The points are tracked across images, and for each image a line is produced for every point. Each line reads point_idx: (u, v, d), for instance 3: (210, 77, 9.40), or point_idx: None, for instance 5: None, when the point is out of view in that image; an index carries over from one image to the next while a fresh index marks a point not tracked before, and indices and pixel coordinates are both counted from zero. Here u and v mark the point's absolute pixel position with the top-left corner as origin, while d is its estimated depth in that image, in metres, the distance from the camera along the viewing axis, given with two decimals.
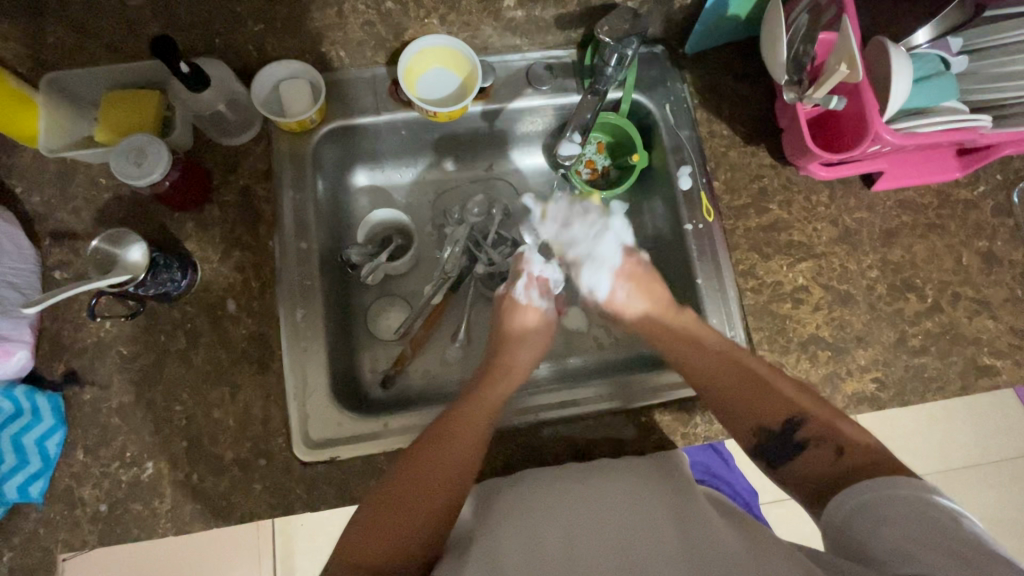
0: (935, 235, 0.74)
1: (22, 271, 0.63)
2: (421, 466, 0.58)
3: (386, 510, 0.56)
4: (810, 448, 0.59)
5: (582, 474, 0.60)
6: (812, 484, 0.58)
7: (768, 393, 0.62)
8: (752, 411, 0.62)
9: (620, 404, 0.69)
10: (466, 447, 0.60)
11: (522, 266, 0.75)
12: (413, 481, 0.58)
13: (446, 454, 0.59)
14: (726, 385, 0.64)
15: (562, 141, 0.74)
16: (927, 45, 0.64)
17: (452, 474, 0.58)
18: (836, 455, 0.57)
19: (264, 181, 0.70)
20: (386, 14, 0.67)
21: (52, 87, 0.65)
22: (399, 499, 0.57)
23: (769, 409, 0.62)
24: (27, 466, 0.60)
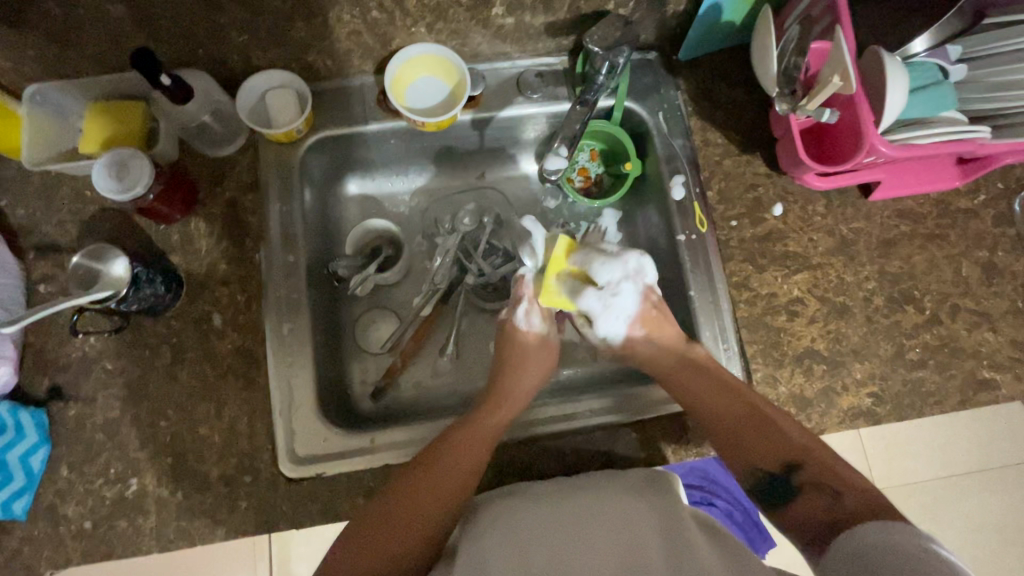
0: (934, 245, 0.73)
1: (6, 286, 0.63)
2: (416, 485, 0.59)
3: (377, 526, 0.57)
4: (803, 500, 0.59)
5: (568, 493, 0.58)
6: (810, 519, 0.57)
7: (756, 445, 0.62)
8: (751, 463, 0.62)
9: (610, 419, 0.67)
10: (462, 471, 0.60)
11: (523, 289, 0.73)
12: (408, 501, 0.58)
13: (441, 479, 0.60)
14: (726, 437, 0.63)
15: (549, 154, 0.72)
16: (926, 54, 0.62)
17: (447, 493, 0.59)
18: (836, 502, 0.57)
19: (251, 193, 0.69)
20: (373, 23, 0.66)
21: (36, 99, 0.65)
22: (392, 517, 0.57)
23: (769, 452, 0.62)
24: (11, 483, 0.59)
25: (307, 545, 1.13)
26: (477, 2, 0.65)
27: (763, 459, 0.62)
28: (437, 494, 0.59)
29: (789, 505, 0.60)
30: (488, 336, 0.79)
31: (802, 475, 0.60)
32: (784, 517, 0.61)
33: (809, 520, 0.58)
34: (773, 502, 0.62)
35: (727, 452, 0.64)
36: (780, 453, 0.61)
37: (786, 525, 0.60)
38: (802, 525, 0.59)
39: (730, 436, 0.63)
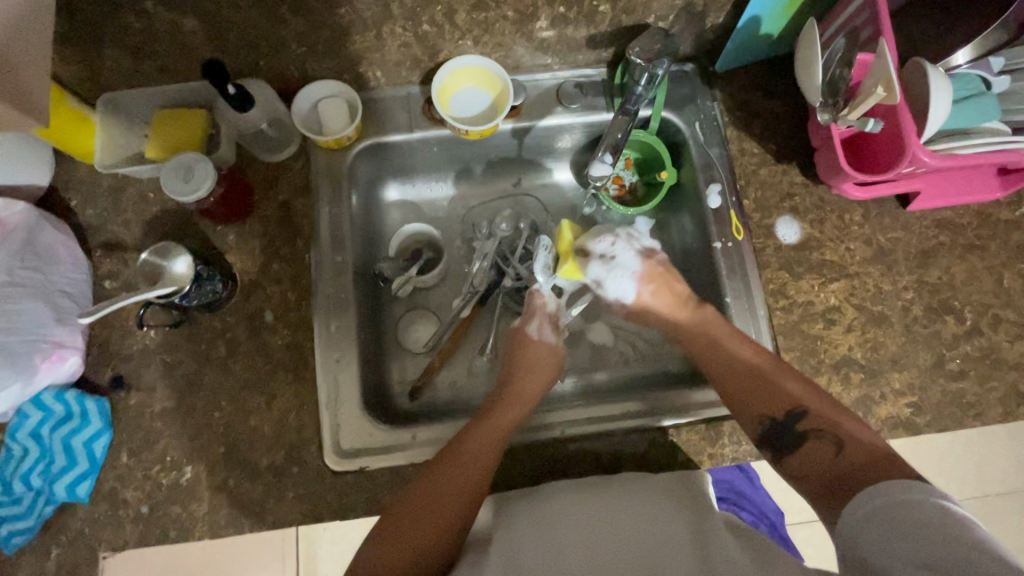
0: (974, 256, 0.73)
1: (77, 281, 0.66)
2: (438, 480, 0.60)
3: (402, 522, 0.58)
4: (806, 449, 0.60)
5: (601, 486, 0.60)
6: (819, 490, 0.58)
7: (751, 400, 0.63)
8: (752, 411, 0.63)
9: (647, 420, 0.69)
10: (480, 469, 0.61)
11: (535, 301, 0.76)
12: (430, 500, 0.59)
13: (464, 477, 0.60)
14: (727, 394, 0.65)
15: (594, 162, 0.75)
16: (967, 66, 0.62)
17: (471, 490, 0.60)
18: (836, 452, 0.58)
19: (303, 197, 0.72)
20: (423, 36, 0.68)
21: (109, 108, 0.70)
22: (414, 515, 0.58)
23: (771, 398, 0.62)
24: (76, 467, 0.63)
25: (333, 544, 1.15)
26: (523, 16, 0.68)
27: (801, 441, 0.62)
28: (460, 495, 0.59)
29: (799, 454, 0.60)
30: None
31: (804, 419, 0.61)
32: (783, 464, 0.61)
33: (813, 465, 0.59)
34: (775, 451, 0.62)
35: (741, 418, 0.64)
36: (780, 401, 0.62)
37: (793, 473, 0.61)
38: (807, 470, 0.60)
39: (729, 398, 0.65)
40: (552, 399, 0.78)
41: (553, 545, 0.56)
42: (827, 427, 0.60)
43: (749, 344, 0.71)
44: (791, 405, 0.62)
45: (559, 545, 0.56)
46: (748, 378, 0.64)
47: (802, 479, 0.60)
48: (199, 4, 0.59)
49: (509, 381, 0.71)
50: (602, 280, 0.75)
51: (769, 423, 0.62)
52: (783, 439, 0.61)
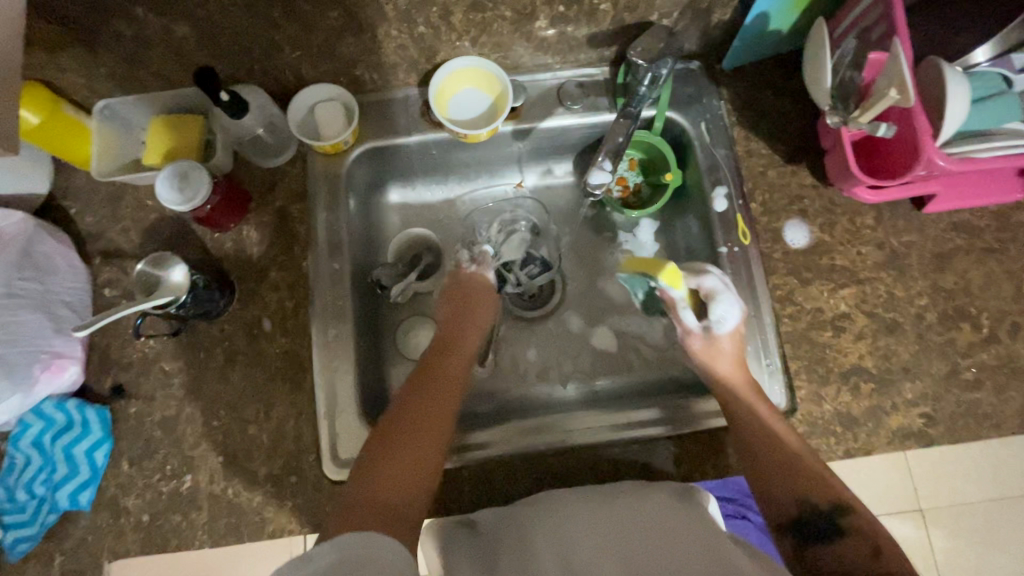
0: (992, 260, 0.70)
1: (75, 291, 0.66)
2: (414, 417, 0.59)
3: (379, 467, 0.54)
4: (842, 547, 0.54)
5: (609, 497, 0.58)
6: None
7: (787, 485, 0.57)
8: (786, 496, 0.57)
9: (667, 429, 0.68)
10: (447, 405, 0.61)
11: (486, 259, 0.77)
12: (407, 445, 0.56)
13: (435, 414, 0.59)
14: (757, 473, 0.59)
15: (594, 169, 0.73)
16: (988, 63, 0.59)
17: (442, 425, 0.59)
18: (873, 554, 0.52)
19: (300, 203, 0.72)
20: (419, 38, 0.67)
21: (105, 113, 0.69)
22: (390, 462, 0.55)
23: (809, 486, 0.57)
24: (77, 476, 0.63)
25: None
26: (522, 16, 0.66)
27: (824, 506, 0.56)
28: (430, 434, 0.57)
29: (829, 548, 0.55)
30: (523, 343, 0.81)
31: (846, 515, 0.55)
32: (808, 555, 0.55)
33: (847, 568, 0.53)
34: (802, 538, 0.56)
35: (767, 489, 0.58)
36: (805, 480, 0.57)
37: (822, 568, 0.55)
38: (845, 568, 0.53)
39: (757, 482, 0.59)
40: (553, 405, 0.77)
41: (548, 530, 0.54)
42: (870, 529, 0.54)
43: (755, 352, 0.69)
44: (809, 494, 0.56)
45: (553, 530, 0.54)
46: (790, 469, 0.58)
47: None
48: (191, 10, 0.58)
49: (466, 325, 0.71)
50: (716, 292, 0.67)
51: (806, 508, 0.56)
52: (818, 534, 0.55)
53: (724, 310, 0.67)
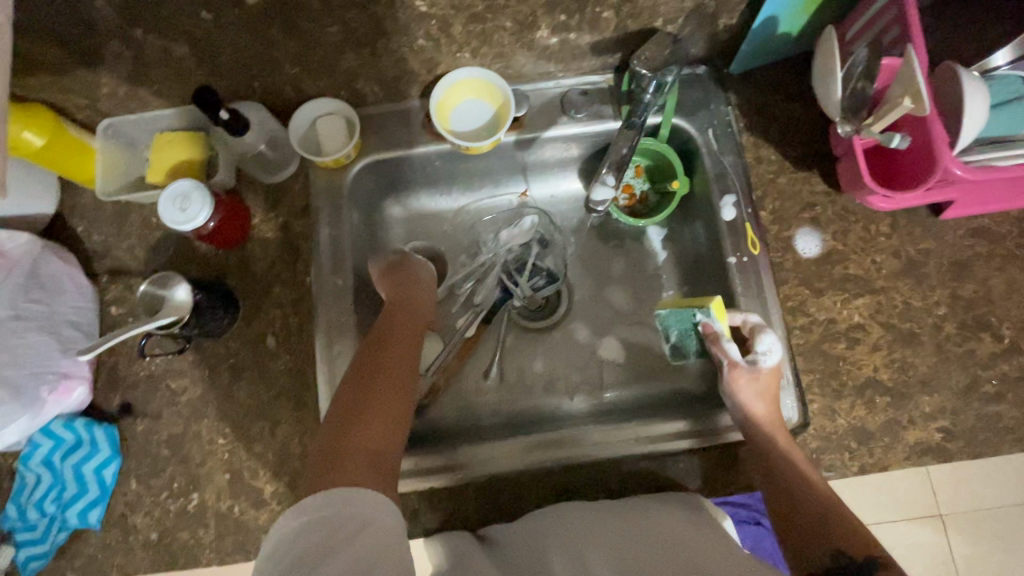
0: (1014, 267, 0.68)
1: (82, 310, 0.67)
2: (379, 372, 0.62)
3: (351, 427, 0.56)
4: None
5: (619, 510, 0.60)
6: None
7: (821, 533, 0.54)
8: (815, 548, 0.54)
9: (697, 442, 0.67)
10: (407, 365, 0.64)
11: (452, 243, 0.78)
12: (376, 407, 0.59)
13: (397, 375, 0.63)
14: (787, 505, 0.57)
15: (596, 184, 0.72)
16: (1008, 67, 0.56)
17: (401, 382, 0.63)
18: None
19: (303, 218, 0.72)
20: (420, 50, 0.66)
21: (109, 132, 0.69)
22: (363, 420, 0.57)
23: (842, 537, 0.53)
24: (87, 494, 0.64)
25: None
26: (523, 26, 0.64)
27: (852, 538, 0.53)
28: (398, 397, 0.60)
29: None
30: (530, 355, 0.79)
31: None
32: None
33: None
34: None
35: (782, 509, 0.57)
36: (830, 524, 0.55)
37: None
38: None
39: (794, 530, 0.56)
40: (560, 417, 0.76)
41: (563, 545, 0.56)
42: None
43: None
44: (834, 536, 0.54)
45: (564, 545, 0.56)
46: (823, 514, 0.55)
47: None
48: (190, 30, 0.58)
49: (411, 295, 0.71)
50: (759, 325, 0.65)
51: (842, 559, 0.52)
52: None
53: (771, 342, 0.64)
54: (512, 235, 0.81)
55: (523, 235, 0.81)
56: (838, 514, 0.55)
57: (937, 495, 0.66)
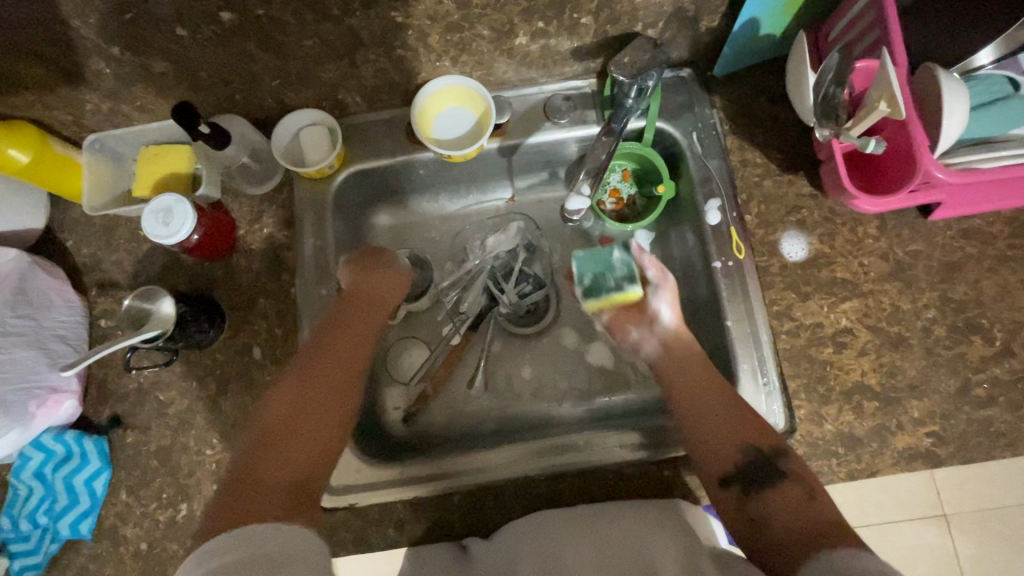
0: (1005, 269, 0.66)
1: (70, 323, 0.68)
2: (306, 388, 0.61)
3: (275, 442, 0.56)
4: (778, 489, 0.53)
5: (594, 521, 0.58)
6: (789, 536, 0.49)
7: (737, 433, 0.57)
8: (732, 445, 0.57)
9: (646, 455, 0.67)
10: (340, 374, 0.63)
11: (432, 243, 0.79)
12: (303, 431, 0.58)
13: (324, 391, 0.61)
14: (699, 419, 0.59)
15: (573, 195, 0.72)
16: (992, 67, 0.55)
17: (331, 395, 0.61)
18: (810, 499, 0.52)
19: (287, 229, 0.72)
20: (399, 60, 0.66)
21: (95, 147, 0.70)
22: (298, 435, 0.58)
23: (754, 435, 0.57)
24: (78, 505, 0.65)
25: None
26: (501, 34, 0.64)
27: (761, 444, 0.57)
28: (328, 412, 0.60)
29: (765, 493, 0.53)
30: (518, 362, 0.79)
31: (786, 463, 0.55)
32: (751, 502, 0.53)
33: (783, 514, 0.51)
34: (745, 488, 0.54)
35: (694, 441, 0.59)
36: (753, 424, 0.58)
37: (751, 513, 0.53)
38: (773, 512, 0.52)
39: (708, 438, 0.58)
40: (547, 422, 0.76)
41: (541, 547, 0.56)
42: (804, 478, 0.54)
43: (753, 370, 0.66)
44: (738, 438, 0.57)
45: (541, 552, 0.55)
46: (734, 416, 0.58)
47: (761, 525, 0.51)
48: (168, 46, 0.59)
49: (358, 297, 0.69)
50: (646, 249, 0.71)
51: (756, 454, 0.56)
52: (759, 478, 0.55)
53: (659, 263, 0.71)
54: (495, 244, 0.80)
55: (506, 245, 0.80)
56: (750, 419, 0.58)
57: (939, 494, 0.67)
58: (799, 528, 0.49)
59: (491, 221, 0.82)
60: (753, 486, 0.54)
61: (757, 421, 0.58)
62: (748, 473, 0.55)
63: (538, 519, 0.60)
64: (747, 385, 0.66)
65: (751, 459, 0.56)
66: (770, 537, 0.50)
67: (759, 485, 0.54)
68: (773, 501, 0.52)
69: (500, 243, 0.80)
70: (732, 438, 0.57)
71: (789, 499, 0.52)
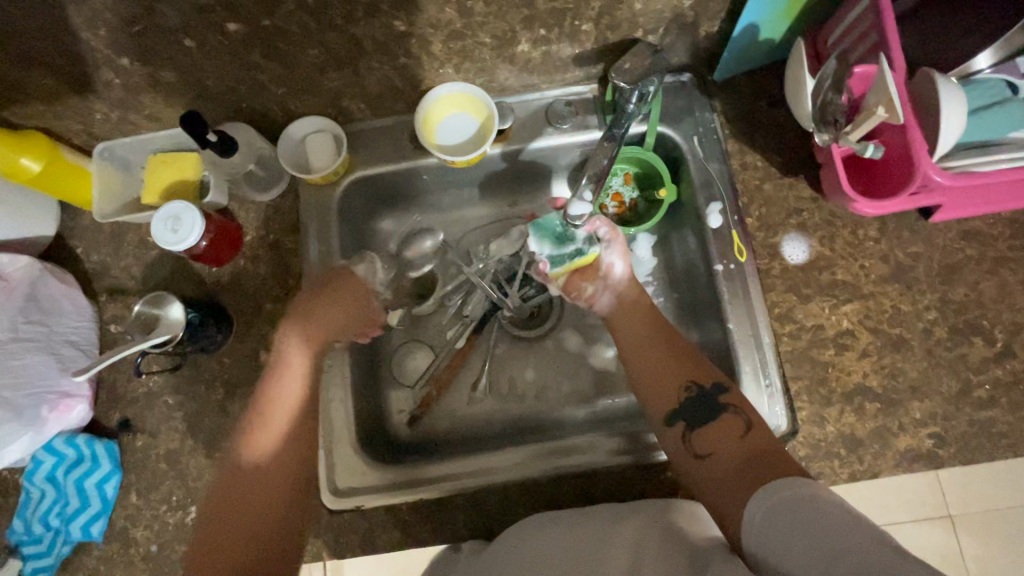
0: (1005, 270, 0.67)
1: (81, 329, 0.69)
2: (257, 446, 0.63)
3: (226, 511, 0.59)
4: (719, 423, 0.58)
5: (578, 518, 0.59)
6: (730, 466, 0.54)
7: (675, 371, 0.62)
8: (671, 381, 0.62)
9: (634, 459, 0.67)
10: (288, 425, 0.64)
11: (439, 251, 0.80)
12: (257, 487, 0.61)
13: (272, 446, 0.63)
14: (641, 360, 0.64)
15: (574, 200, 0.67)
16: (992, 71, 0.56)
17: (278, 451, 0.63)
18: (745, 430, 0.57)
19: (293, 235, 0.73)
20: (402, 68, 0.67)
21: (105, 155, 0.71)
22: (252, 493, 0.60)
23: (691, 373, 0.62)
24: (89, 507, 0.66)
25: None
26: (502, 41, 0.65)
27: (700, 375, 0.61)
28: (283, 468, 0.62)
29: (707, 429, 0.58)
30: (521, 364, 0.80)
31: (726, 396, 0.59)
32: (695, 438, 0.58)
33: (722, 441, 0.57)
34: (689, 423, 0.59)
35: (636, 375, 0.64)
36: (703, 371, 0.62)
37: (696, 445, 0.58)
38: (717, 446, 0.57)
39: (649, 385, 0.62)
40: (550, 424, 0.77)
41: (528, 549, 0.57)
42: (741, 409, 0.59)
43: (754, 372, 0.67)
44: (682, 374, 0.62)
45: (528, 556, 0.57)
46: (675, 358, 0.63)
47: (709, 458, 0.56)
48: (176, 57, 0.60)
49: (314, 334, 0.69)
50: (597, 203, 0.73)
51: (694, 390, 0.60)
52: (694, 414, 0.59)
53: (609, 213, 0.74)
54: (496, 250, 0.78)
55: (507, 250, 0.78)
56: (690, 358, 0.63)
57: (945, 496, 0.69)
58: (740, 461, 0.54)
59: (495, 225, 0.83)
60: (694, 420, 0.59)
61: (695, 361, 0.63)
62: (688, 410, 0.60)
63: (528, 524, 0.60)
64: (749, 387, 0.66)
65: (692, 394, 0.60)
66: (717, 467, 0.55)
67: (699, 420, 0.59)
68: (714, 435, 0.57)
69: (502, 250, 0.78)
70: (674, 378, 0.62)
71: (727, 430, 0.57)
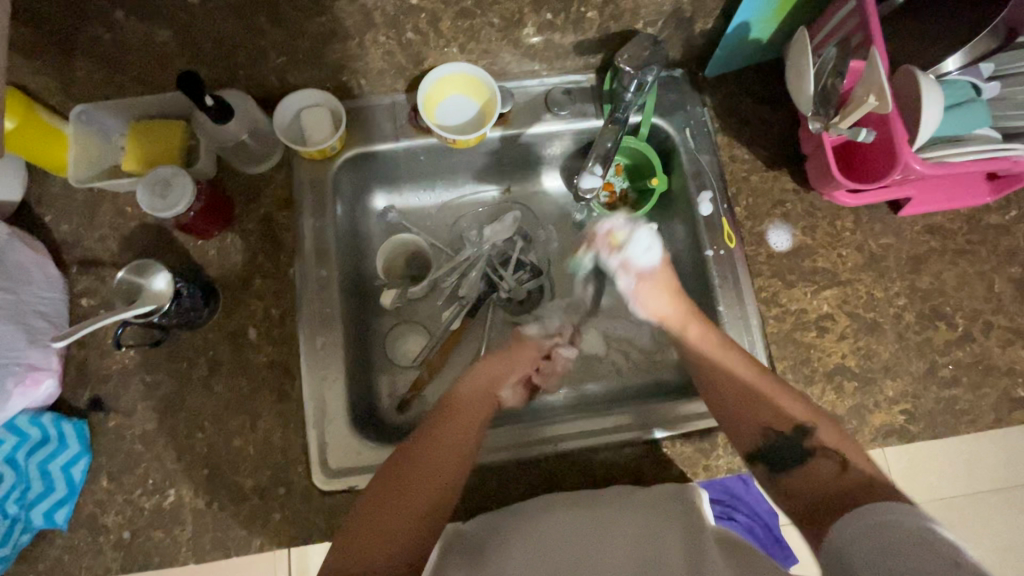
0: (964, 261, 0.73)
1: (51, 300, 0.65)
2: (437, 437, 0.61)
3: (406, 486, 0.57)
4: (808, 465, 0.58)
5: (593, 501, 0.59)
6: (809, 507, 0.55)
7: (745, 404, 0.62)
8: (752, 422, 0.61)
9: (639, 434, 0.68)
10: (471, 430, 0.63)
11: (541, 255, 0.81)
12: (429, 470, 0.58)
13: (456, 440, 0.61)
14: (716, 405, 0.63)
15: (584, 173, 0.74)
16: (959, 72, 0.62)
17: (459, 447, 0.61)
18: (837, 469, 0.56)
19: (285, 209, 0.71)
20: (407, 44, 0.67)
21: (82, 119, 0.66)
22: (423, 474, 0.58)
23: (774, 409, 0.61)
24: (54, 493, 0.61)
25: None
26: (509, 23, 0.66)
27: (783, 412, 0.60)
28: (448, 461, 0.59)
29: (791, 471, 0.58)
30: None
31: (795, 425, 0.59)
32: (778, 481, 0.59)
33: (810, 484, 0.57)
34: (764, 456, 0.60)
35: (709, 394, 0.64)
36: (783, 412, 0.61)
37: (783, 483, 0.59)
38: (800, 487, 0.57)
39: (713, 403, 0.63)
40: (544, 408, 0.78)
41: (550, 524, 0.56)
42: (821, 445, 0.58)
43: None
44: (752, 403, 0.61)
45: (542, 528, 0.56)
46: (748, 390, 0.62)
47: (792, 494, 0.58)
48: (175, 15, 0.58)
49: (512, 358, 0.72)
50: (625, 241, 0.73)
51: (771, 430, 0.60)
52: (782, 456, 0.59)
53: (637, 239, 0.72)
54: (491, 234, 0.81)
55: (506, 231, 0.81)
56: (755, 390, 0.62)
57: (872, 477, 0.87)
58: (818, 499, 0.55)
59: (490, 210, 0.84)
60: (773, 459, 0.60)
61: (782, 398, 0.61)
62: (776, 447, 0.60)
63: (540, 506, 0.59)
64: None
65: (771, 438, 0.60)
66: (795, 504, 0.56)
67: (782, 462, 0.59)
68: (799, 481, 0.58)
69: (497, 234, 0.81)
70: (756, 413, 0.61)
71: (818, 472, 0.57)
